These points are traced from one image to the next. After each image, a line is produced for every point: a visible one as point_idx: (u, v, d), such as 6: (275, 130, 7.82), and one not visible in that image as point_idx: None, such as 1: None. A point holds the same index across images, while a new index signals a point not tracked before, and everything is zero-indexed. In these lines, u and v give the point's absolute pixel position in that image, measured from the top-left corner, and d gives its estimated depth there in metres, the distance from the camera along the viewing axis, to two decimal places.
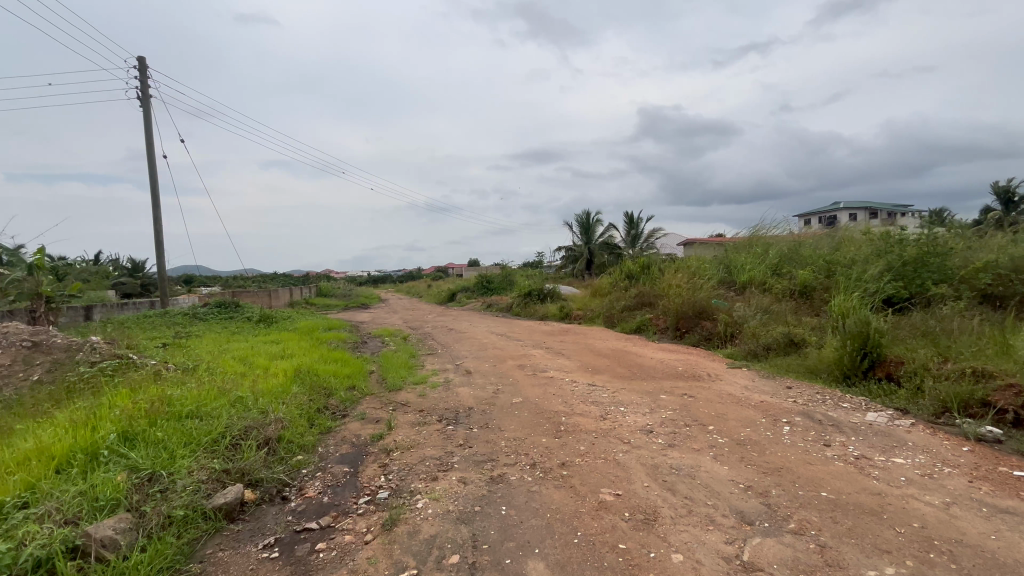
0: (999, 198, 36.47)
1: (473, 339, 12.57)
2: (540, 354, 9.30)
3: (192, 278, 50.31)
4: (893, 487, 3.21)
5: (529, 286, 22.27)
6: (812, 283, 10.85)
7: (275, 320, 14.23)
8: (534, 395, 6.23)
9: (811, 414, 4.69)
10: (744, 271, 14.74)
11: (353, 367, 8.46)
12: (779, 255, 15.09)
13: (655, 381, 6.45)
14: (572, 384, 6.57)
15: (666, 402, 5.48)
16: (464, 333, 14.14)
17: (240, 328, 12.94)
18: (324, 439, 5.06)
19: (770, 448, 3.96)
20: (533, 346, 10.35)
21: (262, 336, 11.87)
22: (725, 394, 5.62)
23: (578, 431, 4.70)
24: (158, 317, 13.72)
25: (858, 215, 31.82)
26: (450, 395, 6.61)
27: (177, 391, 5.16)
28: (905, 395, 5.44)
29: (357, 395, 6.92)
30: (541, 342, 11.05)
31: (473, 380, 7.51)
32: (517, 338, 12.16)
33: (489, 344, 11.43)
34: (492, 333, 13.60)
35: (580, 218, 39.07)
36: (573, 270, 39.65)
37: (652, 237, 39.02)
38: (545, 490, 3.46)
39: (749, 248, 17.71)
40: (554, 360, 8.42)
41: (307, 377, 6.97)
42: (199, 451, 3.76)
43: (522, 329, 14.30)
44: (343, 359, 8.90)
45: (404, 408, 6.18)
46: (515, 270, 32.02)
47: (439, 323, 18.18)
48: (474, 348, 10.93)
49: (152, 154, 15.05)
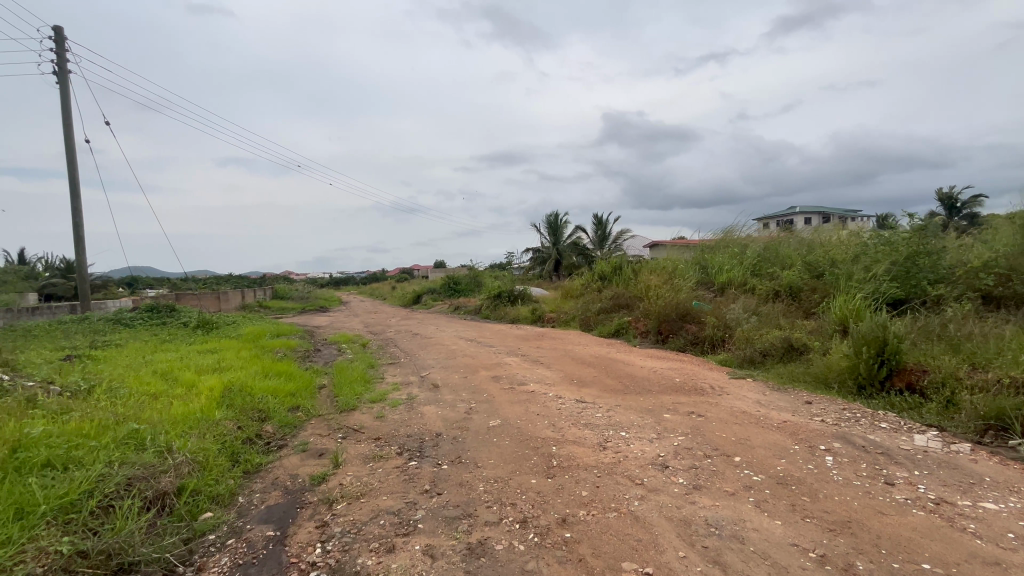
0: (944, 204, 38.31)
1: (441, 345, 11.49)
2: (516, 363, 8.33)
3: (135, 280, 46.72)
4: (1007, 551, 2.43)
5: (498, 288, 21.31)
6: (799, 283, 10.40)
7: (217, 326, 12.66)
8: (514, 415, 5.26)
9: (850, 440, 3.91)
10: (722, 272, 14.25)
11: (300, 382, 7.22)
12: (756, 256, 14.74)
13: (654, 396, 5.59)
14: (558, 401, 5.64)
15: (673, 424, 4.62)
16: (430, 338, 13.01)
17: (173, 336, 11.35)
18: (247, 483, 3.91)
19: (822, 490, 3.13)
20: (508, 353, 9.40)
21: (197, 345, 10.36)
22: (739, 413, 4.80)
23: (576, 467, 3.75)
24: (75, 324, 11.90)
25: (817, 220, 32.63)
26: (414, 417, 5.55)
27: (46, 425, 3.91)
28: (936, 409, 4.79)
29: (300, 419, 5.73)
30: (516, 348, 10.08)
31: (442, 395, 6.46)
32: (489, 343, 11.18)
33: (458, 350, 10.40)
34: (461, 338, 12.53)
35: (549, 219, 38.52)
36: (543, 271, 38.99)
37: (621, 239, 38.87)
38: (545, 569, 2.49)
39: (724, 249, 17.36)
40: (532, 370, 7.48)
41: (238, 398, 5.73)
42: (37, 530, 2.60)
43: (494, 333, 13.32)
44: (289, 372, 7.64)
45: (357, 435, 5.06)
46: (483, 271, 31.01)
47: (403, 327, 16.97)
48: (441, 356, 9.86)
49: (70, 138, 13.25)
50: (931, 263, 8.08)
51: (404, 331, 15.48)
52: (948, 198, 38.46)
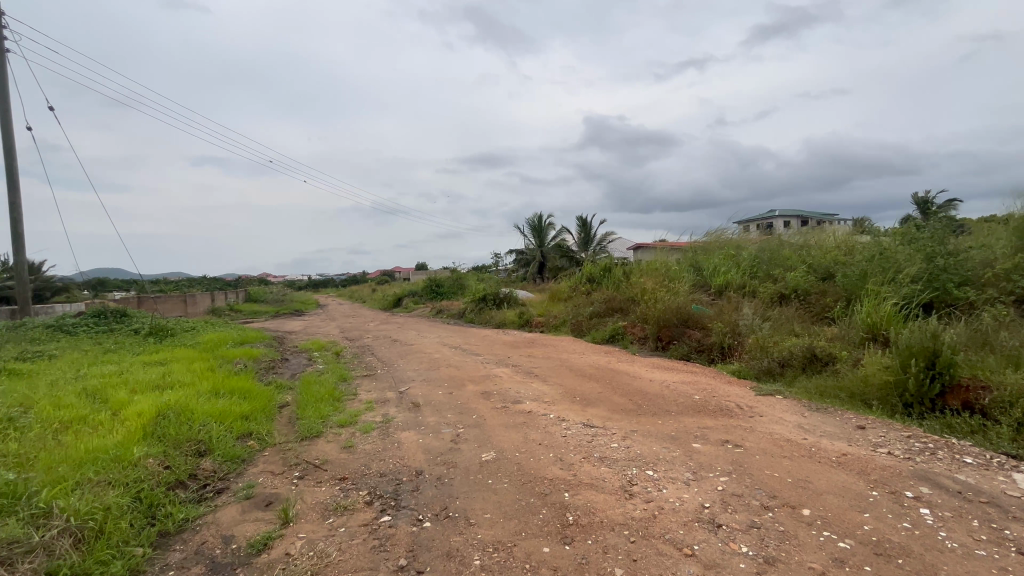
0: (919, 208, 38.95)
1: (422, 353, 10.51)
2: (508, 375, 7.43)
3: (102, 284, 44.42)
4: None
5: (483, 290, 20.40)
6: (807, 286, 9.76)
7: (172, 333, 11.41)
8: (511, 445, 4.36)
9: (938, 482, 3.14)
10: (718, 275, 13.61)
11: (257, 401, 6.17)
12: (752, 257, 14.17)
13: (674, 420, 4.75)
14: (562, 426, 4.77)
15: (709, 457, 3.78)
16: (411, 346, 12.01)
17: (119, 344, 10.11)
18: (161, 554, 2.95)
19: (941, 566, 2.33)
20: (497, 364, 8.49)
21: (145, 355, 9.18)
22: (784, 441, 3.99)
23: (600, 526, 2.88)
24: (7, 331, 10.53)
25: (798, 222, 32.74)
26: (390, 447, 4.61)
27: None
28: (1010, 434, 4.07)
29: (250, 451, 4.71)
30: (506, 357, 9.19)
31: (423, 417, 5.53)
32: (476, 351, 10.26)
33: (441, 359, 9.47)
34: (445, 346, 11.57)
35: (533, 220, 37.83)
36: (527, 274, 38.19)
37: (606, 241, 38.39)
38: None
39: (717, 251, 16.78)
40: (526, 385, 6.60)
41: (174, 425, 4.68)
42: None
43: (480, 340, 12.40)
44: (246, 388, 6.58)
45: (318, 474, 4.09)
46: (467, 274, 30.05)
47: (382, 332, 15.92)
48: (422, 366, 8.90)
49: (6, 122, 11.88)
50: (957, 263, 7.46)
51: (383, 337, 14.41)
52: (924, 202, 38.95)
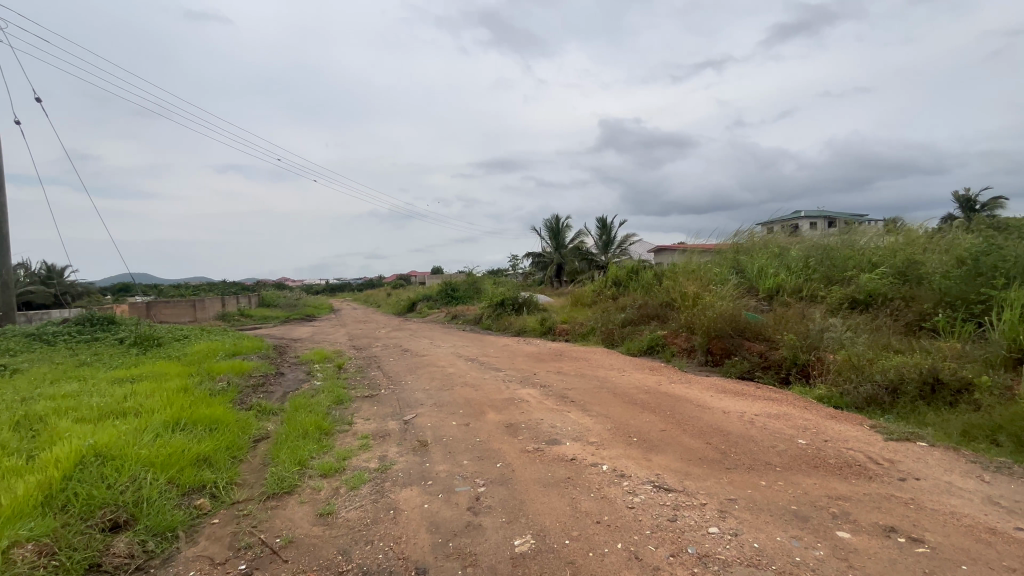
0: (962, 207, 36.42)
1: (434, 367, 9.21)
2: (536, 400, 6.05)
3: (124, 288, 44.65)
4: None
5: (501, 295, 19.12)
6: (887, 291, 8.24)
7: (161, 342, 10.34)
8: (556, 524, 2.99)
9: None
10: (767, 277, 12.07)
11: (224, 436, 4.93)
12: (805, 258, 12.60)
13: (786, 481, 3.32)
14: (624, 490, 3.38)
15: (882, 565, 2.36)
16: (423, 357, 10.72)
17: (98, 356, 9.04)
18: None
19: None
20: (522, 383, 7.14)
21: (121, 370, 8.07)
22: (989, 536, 2.55)
23: None
24: None
25: (828, 223, 30.97)
26: (383, 518, 3.29)
27: None
28: None
29: (193, 517, 3.44)
30: (532, 373, 7.82)
31: (431, 463, 4.20)
32: (496, 365, 8.91)
33: (456, 376, 8.17)
34: (460, 358, 10.26)
35: (550, 223, 36.58)
36: (544, 277, 36.80)
37: (626, 243, 36.89)
38: None
39: (758, 252, 15.17)
40: (562, 416, 5.23)
41: (91, 483, 3.45)
42: None
43: (499, 351, 11.05)
44: (215, 416, 5.35)
45: (272, 568, 2.80)
46: (483, 277, 28.82)
47: (392, 341, 14.74)
48: (434, 384, 7.61)
49: None
50: None
51: (393, 346, 13.18)
52: (966, 201, 36.40)
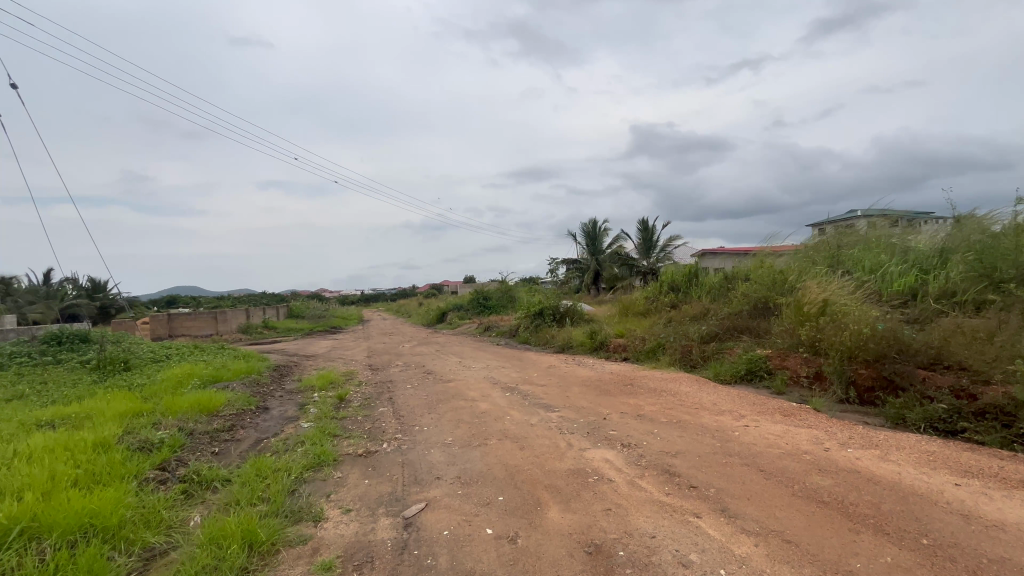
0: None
1: (462, 401, 6.90)
2: (626, 483, 3.62)
3: (169, 300, 45.24)
4: None
5: (538, 304, 16.76)
6: None
7: (130, 366, 8.43)
8: None
9: None
10: (895, 276, 9.24)
11: (73, 566, 2.72)
12: (944, 253, 9.68)
13: None
14: None
15: None
16: (449, 383, 8.43)
17: (41, 388, 7.15)
18: None
19: None
20: (591, 438, 4.71)
21: (50, 411, 6.10)
22: None
23: None
24: None
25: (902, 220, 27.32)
26: None
27: None
28: None
29: None
30: (601, 419, 5.38)
31: None
32: (545, 400, 6.52)
33: (492, 418, 5.84)
34: (495, 386, 7.91)
35: (588, 226, 34.14)
36: (581, 284, 34.13)
37: (671, 246, 34.01)
38: None
39: (861, 245, 12.22)
40: (693, 533, 2.79)
41: None
42: None
43: (544, 375, 8.69)
44: (87, 511, 3.17)
45: None
46: (517, 285, 26.62)
47: (415, 358, 12.59)
48: (461, 433, 5.30)
49: None
50: None
51: (415, 366, 10.98)
52: None
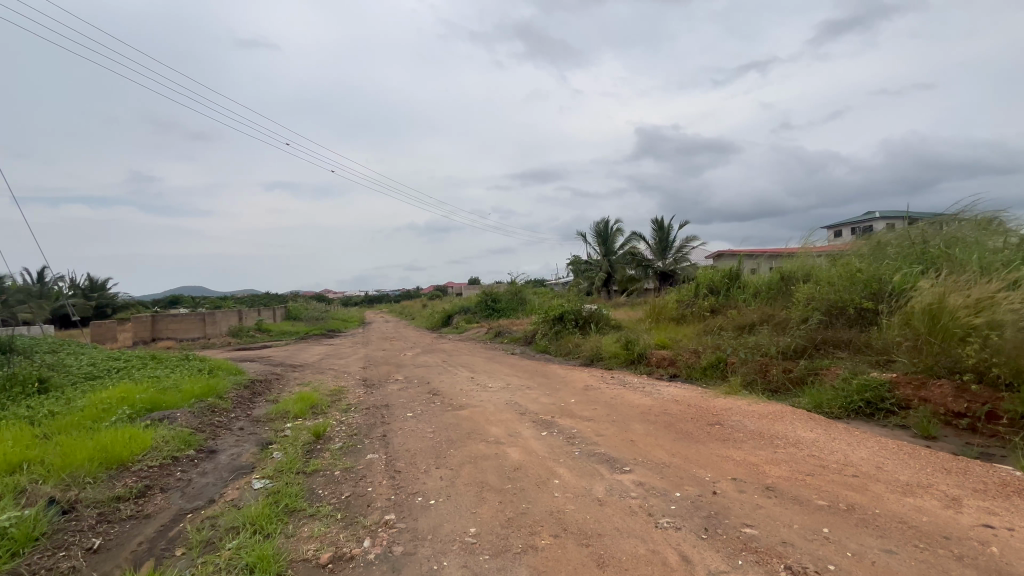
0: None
1: (482, 446, 4.90)
2: None
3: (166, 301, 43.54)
4: None
5: (558, 307, 14.70)
6: None
7: (48, 386, 6.47)
8: None
9: None
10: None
11: None
12: None
13: None
14: None
15: None
16: (462, 412, 6.44)
17: None
18: None
19: None
20: (721, 548, 2.72)
21: None
22: None
23: None
24: None
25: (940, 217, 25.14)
26: None
27: None
28: None
29: None
30: (712, 497, 3.38)
31: None
32: (603, 451, 4.53)
33: (533, 484, 3.84)
34: (524, 419, 5.90)
35: (601, 225, 32.09)
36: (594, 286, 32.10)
37: (688, 245, 31.91)
38: None
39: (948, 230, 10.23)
40: None
41: None
42: None
43: (583, 402, 6.69)
44: None
45: None
46: (528, 286, 24.64)
47: (417, 371, 10.59)
48: (489, 518, 3.30)
49: None
50: None
51: (418, 383, 9.01)
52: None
